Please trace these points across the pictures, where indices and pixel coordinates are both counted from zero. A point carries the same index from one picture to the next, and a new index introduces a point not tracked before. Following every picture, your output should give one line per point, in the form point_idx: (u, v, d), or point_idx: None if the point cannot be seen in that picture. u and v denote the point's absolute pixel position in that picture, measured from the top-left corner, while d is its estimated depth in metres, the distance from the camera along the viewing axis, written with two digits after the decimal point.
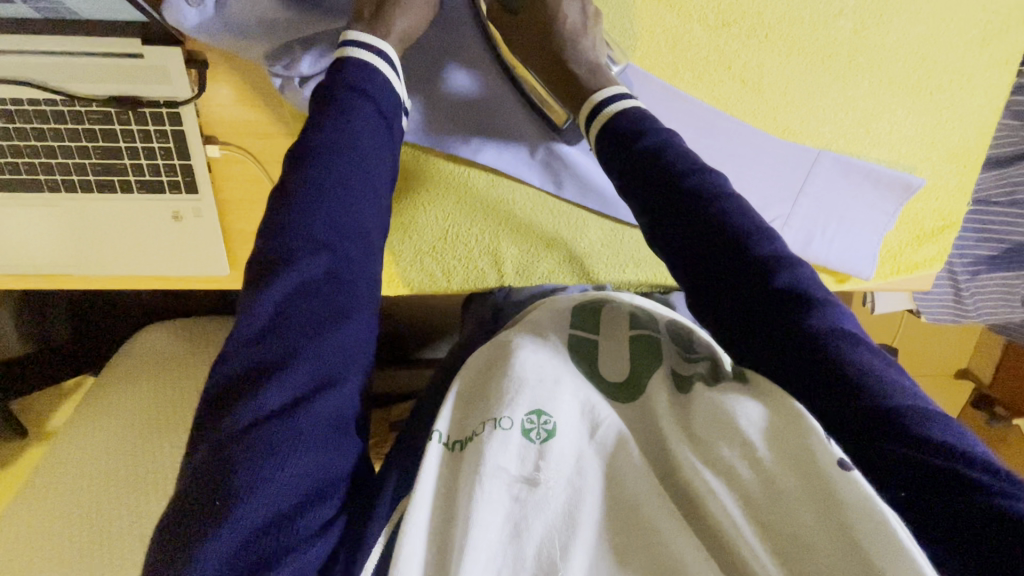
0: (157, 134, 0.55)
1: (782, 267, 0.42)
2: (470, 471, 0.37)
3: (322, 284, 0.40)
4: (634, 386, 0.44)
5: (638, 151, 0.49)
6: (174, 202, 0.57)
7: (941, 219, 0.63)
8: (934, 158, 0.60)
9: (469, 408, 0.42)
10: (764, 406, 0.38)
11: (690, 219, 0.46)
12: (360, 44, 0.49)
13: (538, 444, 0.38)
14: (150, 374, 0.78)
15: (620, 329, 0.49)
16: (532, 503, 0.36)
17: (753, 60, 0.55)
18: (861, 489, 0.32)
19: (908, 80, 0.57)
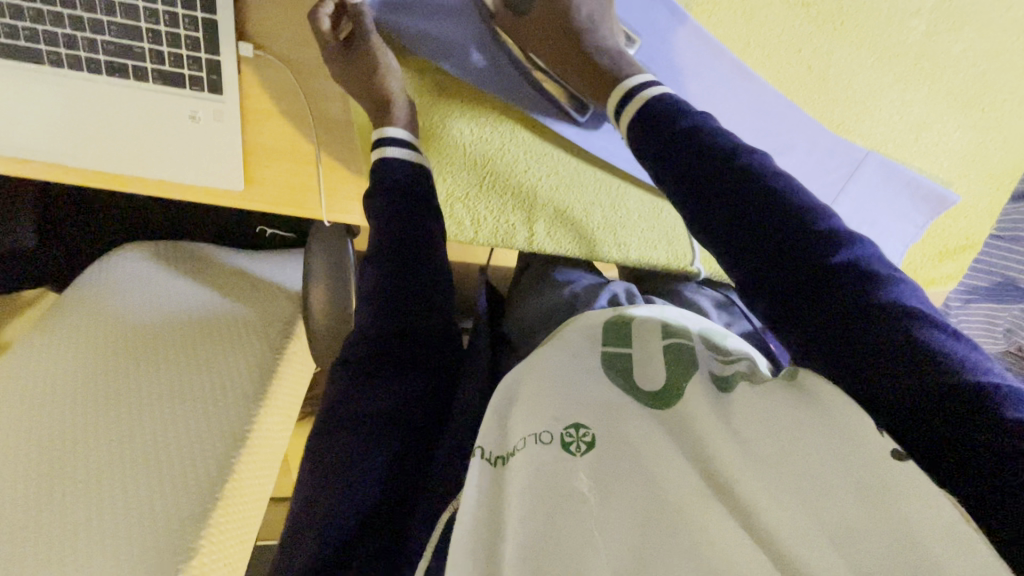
0: (185, 20, 0.49)
1: (841, 245, 0.42)
2: (518, 479, 0.38)
3: (400, 335, 0.51)
4: (674, 386, 0.42)
5: (677, 127, 0.47)
6: (193, 101, 0.52)
7: (965, 238, 0.64)
8: (971, 176, 0.61)
9: (510, 417, 0.43)
10: (811, 408, 0.37)
11: (735, 195, 0.44)
12: (396, 142, 0.55)
13: (579, 458, 0.38)
14: (130, 295, 0.72)
15: (656, 334, 0.47)
16: (573, 511, 0.36)
17: (824, 47, 0.54)
18: (913, 484, 0.33)
19: (963, 94, 0.57)
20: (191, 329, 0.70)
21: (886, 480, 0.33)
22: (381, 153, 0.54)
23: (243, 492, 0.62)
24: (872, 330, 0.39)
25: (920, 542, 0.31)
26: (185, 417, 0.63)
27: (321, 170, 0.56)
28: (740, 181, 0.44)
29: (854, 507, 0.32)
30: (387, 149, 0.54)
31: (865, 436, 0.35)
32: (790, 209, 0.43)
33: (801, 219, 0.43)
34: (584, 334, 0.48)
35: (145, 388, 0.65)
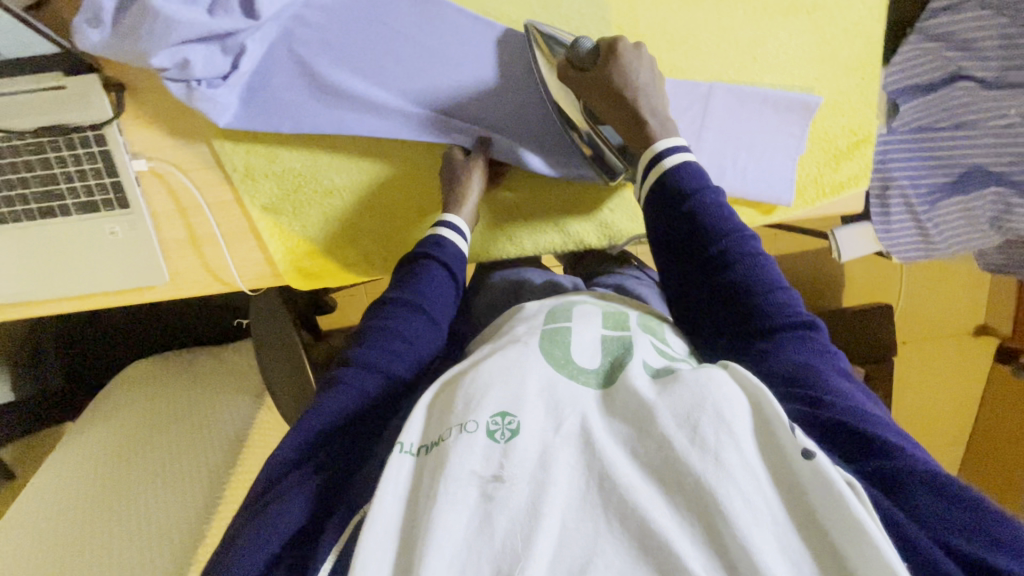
0: (86, 157, 0.59)
1: (795, 312, 0.51)
2: (441, 472, 0.39)
3: (368, 374, 0.53)
4: (606, 371, 0.48)
5: (681, 208, 0.55)
6: (110, 218, 0.62)
7: (854, 134, 0.62)
8: (829, 75, 0.60)
9: (433, 415, 0.45)
10: (737, 391, 0.42)
11: (712, 274, 0.54)
12: (451, 228, 0.62)
13: (503, 444, 0.40)
14: (131, 402, 0.80)
15: (593, 321, 0.54)
16: (499, 499, 0.38)
17: (625, 7, 0.59)
18: (814, 469, 0.37)
19: (780, 4, 0.59)
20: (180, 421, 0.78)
21: (797, 458, 0.38)
22: (436, 233, 0.62)
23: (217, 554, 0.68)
24: (801, 371, 0.46)
25: (824, 520, 0.36)
26: (181, 499, 0.71)
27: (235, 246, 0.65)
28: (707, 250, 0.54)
29: (772, 494, 0.38)
30: (442, 231, 0.62)
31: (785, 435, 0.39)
32: (755, 282, 0.52)
33: (767, 292, 0.52)
34: (519, 331, 0.52)
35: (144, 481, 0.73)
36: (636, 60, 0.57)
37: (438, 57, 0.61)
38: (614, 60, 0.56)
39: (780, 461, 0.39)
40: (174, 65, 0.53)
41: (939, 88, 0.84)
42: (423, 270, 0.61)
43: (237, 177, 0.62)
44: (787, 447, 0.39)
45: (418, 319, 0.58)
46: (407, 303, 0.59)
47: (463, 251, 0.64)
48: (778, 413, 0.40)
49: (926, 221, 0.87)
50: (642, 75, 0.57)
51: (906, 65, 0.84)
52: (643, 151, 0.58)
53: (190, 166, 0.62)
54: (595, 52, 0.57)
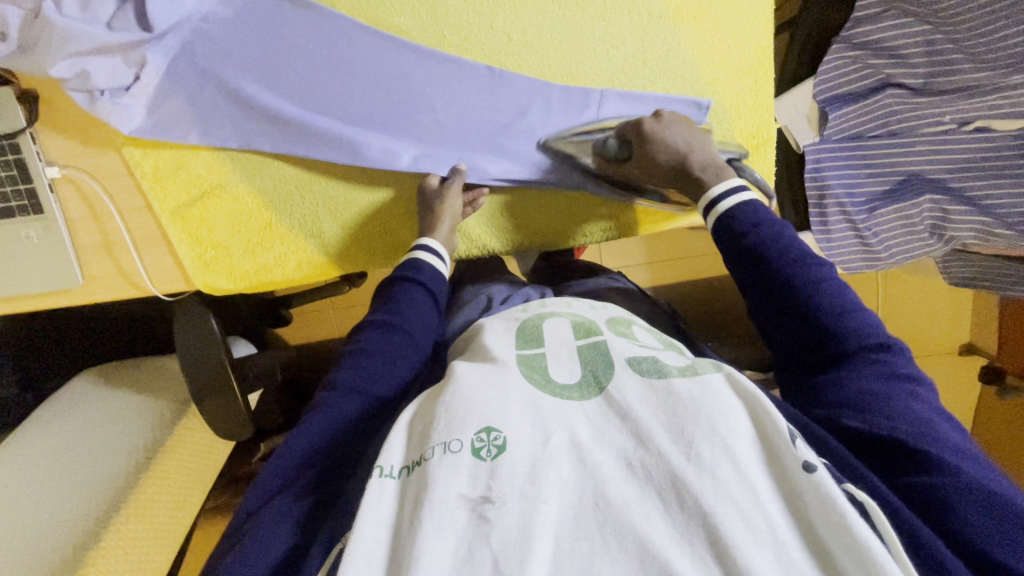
0: (3, 164, 0.62)
1: (863, 331, 0.48)
2: (423, 497, 0.36)
3: (344, 394, 0.51)
4: (594, 381, 0.43)
5: (744, 243, 0.54)
6: (25, 223, 0.64)
7: (753, 136, 0.63)
8: (721, 79, 0.62)
9: (414, 432, 0.42)
10: (733, 402, 0.40)
11: (784, 296, 0.51)
12: (429, 249, 0.62)
13: (489, 462, 0.37)
14: (70, 412, 0.82)
15: (569, 334, 0.48)
16: (488, 524, 0.34)
17: (512, 16, 0.60)
18: (818, 489, 0.35)
19: (666, 11, 0.60)
20: (114, 425, 0.80)
21: (802, 477, 0.36)
22: (413, 256, 0.62)
23: (119, 553, 0.67)
24: (866, 401, 0.44)
25: (836, 552, 0.33)
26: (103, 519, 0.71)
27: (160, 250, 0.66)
28: (782, 284, 0.51)
29: (782, 520, 0.35)
30: (418, 253, 0.62)
31: (784, 451, 0.37)
32: (824, 304, 0.49)
33: (838, 316, 0.49)
34: (492, 348, 0.48)
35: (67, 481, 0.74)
36: (669, 128, 0.59)
37: (330, 65, 0.61)
38: (652, 137, 0.59)
39: (780, 477, 0.37)
40: (73, 76, 0.56)
41: (869, 96, 0.82)
42: (402, 293, 0.60)
43: (145, 184, 0.63)
44: (789, 466, 0.37)
45: (394, 338, 0.56)
46: (384, 325, 0.57)
47: (443, 271, 0.63)
48: (778, 425, 0.38)
49: (864, 229, 0.87)
50: (680, 140, 0.59)
51: (835, 75, 0.82)
52: (698, 199, 0.59)
53: (103, 174, 0.64)
54: (626, 141, 0.61)
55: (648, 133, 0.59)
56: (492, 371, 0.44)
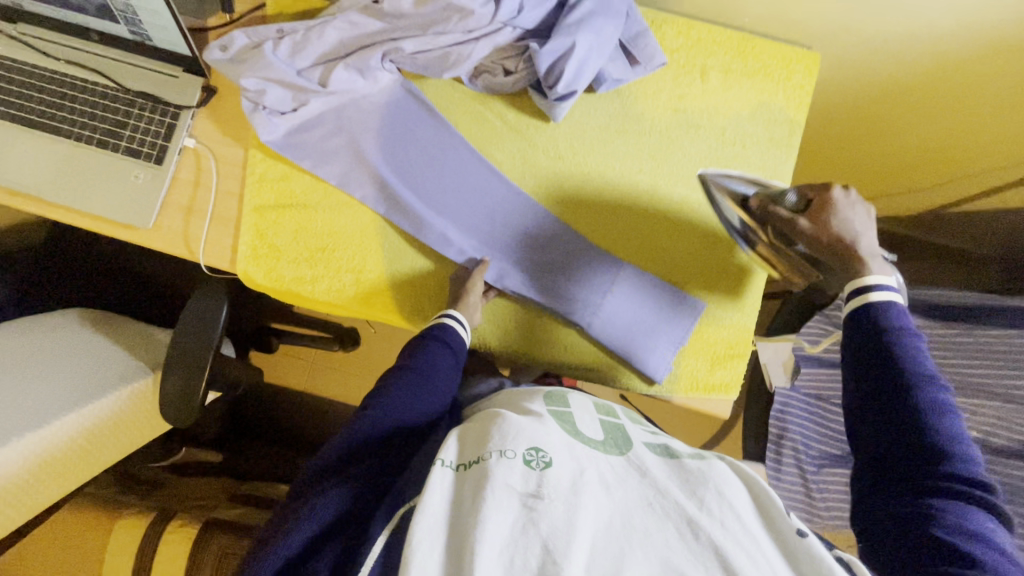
0: (157, 122, 0.77)
1: (954, 449, 0.53)
2: (482, 485, 0.46)
3: (376, 420, 0.62)
4: (611, 442, 0.56)
5: (882, 338, 0.59)
6: (141, 166, 0.76)
7: (731, 347, 0.74)
8: (717, 294, 0.75)
9: (468, 443, 0.54)
10: (735, 480, 0.49)
11: (899, 396, 0.56)
12: (454, 317, 0.71)
13: (538, 471, 0.47)
14: (51, 331, 0.85)
15: (589, 410, 0.63)
16: (536, 511, 0.43)
17: (578, 185, 0.77)
18: (811, 552, 0.42)
19: (690, 229, 0.76)
20: (80, 354, 0.83)
21: (795, 541, 0.44)
22: (440, 317, 0.71)
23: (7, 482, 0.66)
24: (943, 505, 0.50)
25: None
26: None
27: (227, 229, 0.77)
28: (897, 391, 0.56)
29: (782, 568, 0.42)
30: (445, 320, 0.70)
31: (783, 521, 0.45)
32: (929, 412, 0.54)
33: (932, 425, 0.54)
34: (528, 404, 0.61)
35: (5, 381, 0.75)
36: (853, 207, 0.65)
37: (433, 161, 0.77)
38: (835, 205, 0.64)
39: (780, 543, 0.44)
40: (254, 90, 0.72)
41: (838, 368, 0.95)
42: (427, 347, 0.69)
43: (251, 183, 0.77)
44: (785, 532, 0.45)
45: (417, 380, 0.67)
46: (410, 369, 0.68)
47: (461, 340, 0.71)
48: (775, 502, 0.47)
49: (812, 484, 0.92)
50: (856, 219, 0.65)
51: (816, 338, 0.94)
52: (852, 280, 0.63)
53: (223, 160, 0.78)
54: (806, 202, 0.67)
55: (833, 200, 0.65)
56: (533, 418, 0.56)
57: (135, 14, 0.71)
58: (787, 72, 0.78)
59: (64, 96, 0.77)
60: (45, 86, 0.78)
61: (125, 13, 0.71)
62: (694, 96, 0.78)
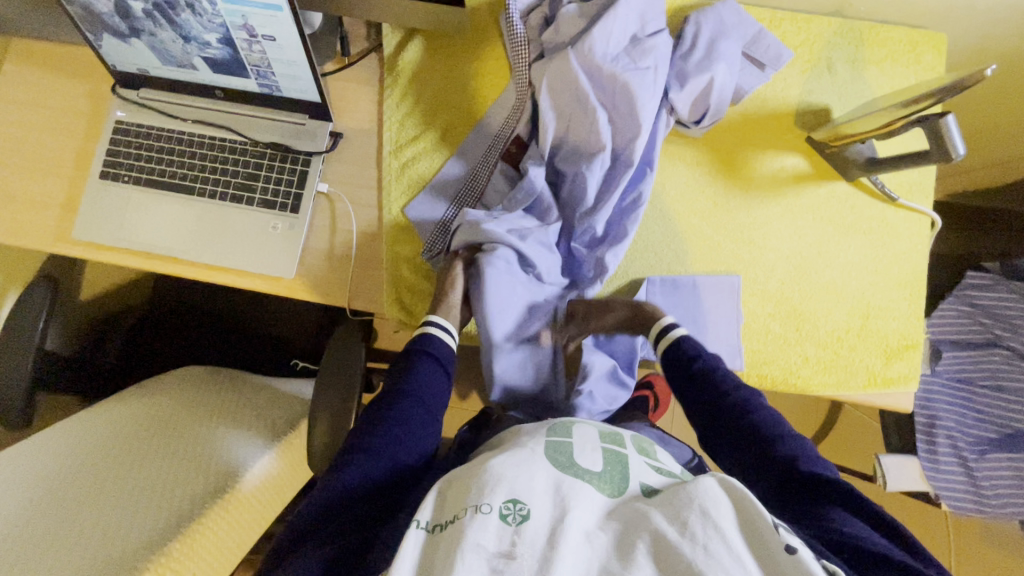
0: (289, 171, 0.77)
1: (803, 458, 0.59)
2: (455, 549, 0.45)
3: (373, 451, 0.62)
4: (608, 475, 0.56)
5: (692, 368, 0.67)
6: (278, 217, 0.76)
7: (904, 339, 0.71)
8: (880, 285, 0.72)
9: (445, 496, 0.53)
10: (712, 488, 0.50)
11: (731, 426, 0.64)
12: (435, 324, 0.72)
13: (513, 526, 0.47)
14: (179, 394, 0.86)
15: (592, 438, 0.60)
16: (509, 573, 0.44)
17: (721, 188, 0.75)
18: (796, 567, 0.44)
19: (842, 221, 0.74)
20: (195, 424, 0.80)
21: (781, 556, 0.45)
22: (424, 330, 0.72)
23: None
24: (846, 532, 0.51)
25: None
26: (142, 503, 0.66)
27: (365, 269, 0.76)
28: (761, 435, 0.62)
29: None
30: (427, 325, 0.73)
31: (766, 542, 0.46)
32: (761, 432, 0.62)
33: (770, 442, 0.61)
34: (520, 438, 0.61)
35: (137, 470, 0.71)
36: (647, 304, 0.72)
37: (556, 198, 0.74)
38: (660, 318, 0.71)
39: (767, 557, 0.46)
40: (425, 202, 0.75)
41: (978, 349, 0.92)
42: (417, 366, 0.70)
43: (389, 222, 0.76)
44: (773, 548, 0.46)
45: (417, 408, 0.67)
46: (405, 394, 0.68)
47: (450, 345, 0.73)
48: (764, 517, 0.48)
49: (977, 473, 0.88)
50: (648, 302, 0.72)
51: (947, 322, 0.94)
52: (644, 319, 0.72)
53: (356, 201, 0.78)
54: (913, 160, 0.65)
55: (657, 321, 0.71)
56: (523, 454, 0.55)
57: (270, 68, 0.72)
58: (916, 55, 0.77)
59: (195, 155, 0.78)
60: (177, 147, 0.78)
61: (260, 67, 0.72)
62: (824, 88, 0.76)
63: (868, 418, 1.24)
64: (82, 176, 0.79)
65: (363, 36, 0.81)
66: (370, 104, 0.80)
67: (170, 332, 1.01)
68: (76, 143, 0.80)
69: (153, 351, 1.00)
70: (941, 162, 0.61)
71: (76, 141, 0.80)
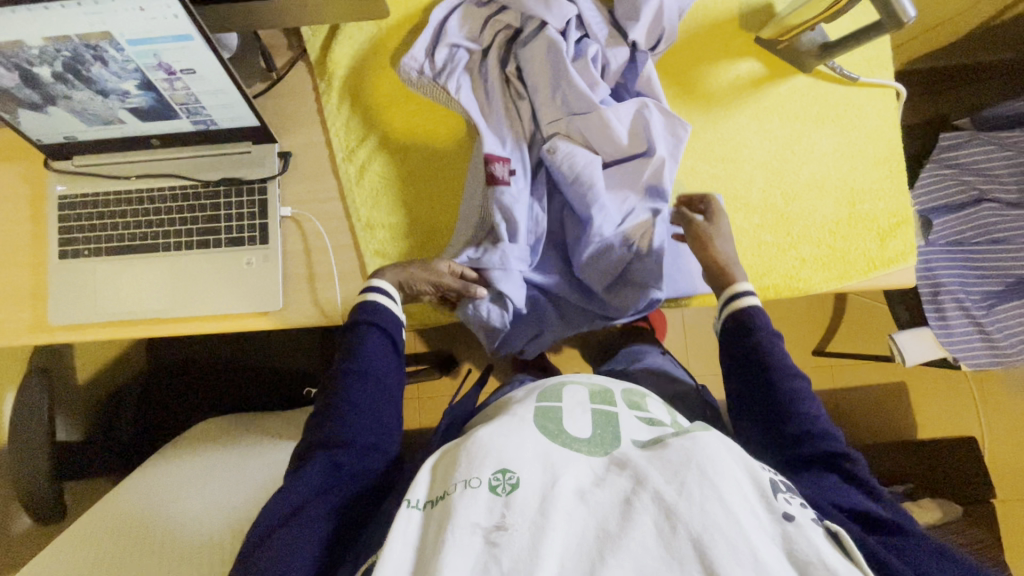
0: (247, 203, 0.74)
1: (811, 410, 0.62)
2: (446, 523, 0.47)
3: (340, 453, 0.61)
4: (599, 438, 0.58)
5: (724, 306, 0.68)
6: (248, 252, 0.74)
7: (893, 215, 0.71)
8: (860, 169, 0.72)
9: (435, 475, 0.54)
10: (712, 441, 0.52)
11: (750, 361, 0.65)
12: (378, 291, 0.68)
13: (504, 496, 0.48)
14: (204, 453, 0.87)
15: (583, 403, 0.64)
16: (501, 544, 0.45)
17: (684, 111, 0.73)
18: (798, 533, 0.46)
19: (809, 114, 0.73)
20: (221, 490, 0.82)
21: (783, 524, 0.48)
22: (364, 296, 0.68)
23: None
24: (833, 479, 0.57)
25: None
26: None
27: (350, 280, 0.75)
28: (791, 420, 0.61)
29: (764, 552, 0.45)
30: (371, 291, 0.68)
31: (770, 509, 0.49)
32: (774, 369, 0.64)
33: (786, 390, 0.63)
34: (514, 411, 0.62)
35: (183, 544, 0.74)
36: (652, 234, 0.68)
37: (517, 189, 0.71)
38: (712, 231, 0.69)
39: (765, 518, 0.48)
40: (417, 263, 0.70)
41: (967, 208, 0.92)
42: (365, 338, 0.67)
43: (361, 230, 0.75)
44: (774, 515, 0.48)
45: (372, 386, 0.66)
46: (360, 374, 0.66)
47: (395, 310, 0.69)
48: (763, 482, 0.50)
49: (990, 327, 0.89)
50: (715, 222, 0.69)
51: (932, 189, 0.93)
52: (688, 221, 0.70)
53: (324, 216, 0.76)
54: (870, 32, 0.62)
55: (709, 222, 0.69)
56: (513, 428, 0.56)
57: (199, 102, 0.69)
58: None
59: (147, 211, 0.75)
60: (128, 207, 0.75)
61: (188, 104, 0.69)
62: None
63: (875, 301, 1.26)
64: (42, 260, 0.77)
65: (285, 47, 0.78)
66: (310, 115, 0.77)
67: (175, 394, 1.00)
68: (23, 229, 0.77)
69: (163, 416, 0.99)
70: (894, 29, 0.60)
71: (22, 227, 0.77)
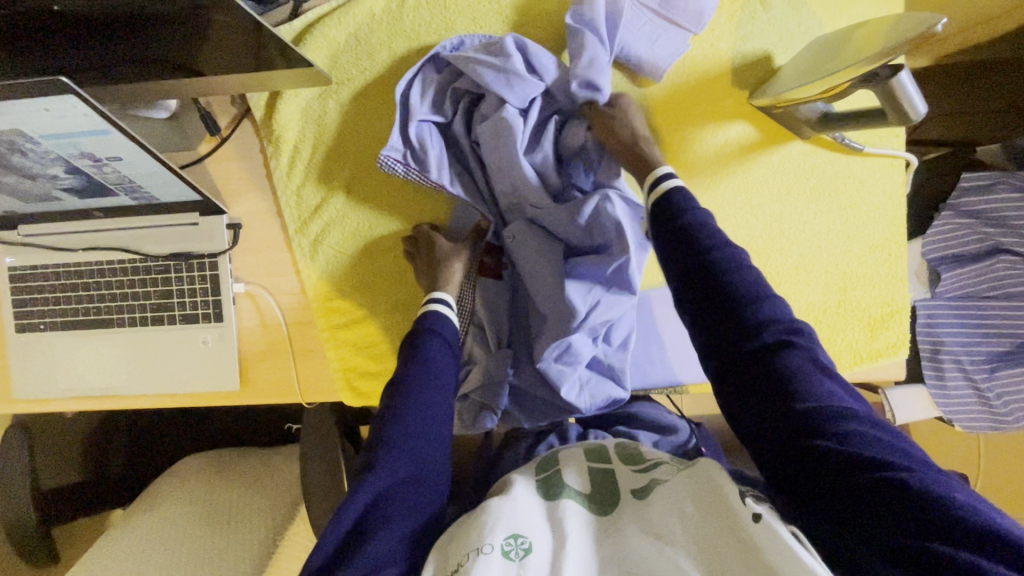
0: (199, 279, 0.71)
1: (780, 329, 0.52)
2: None
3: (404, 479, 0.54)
4: (599, 496, 0.55)
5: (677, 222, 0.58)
6: (204, 330, 0.72)
7: (887, 304, 0.65)
8: (856, 251, 0.65)
9: (444, 553, 0.49)
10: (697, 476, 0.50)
11: (704, 281, 0.54)
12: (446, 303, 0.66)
13: (518, 561, 0.45)
14: (193, 486, 0.91)
15: (580, 459, 0.61)
16: None
17: None
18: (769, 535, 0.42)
19: (804, 187, 0.65)
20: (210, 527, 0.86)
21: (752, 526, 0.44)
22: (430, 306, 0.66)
23: None
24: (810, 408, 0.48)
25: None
26: None
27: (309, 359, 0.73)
28: (740, 328, 0.52)
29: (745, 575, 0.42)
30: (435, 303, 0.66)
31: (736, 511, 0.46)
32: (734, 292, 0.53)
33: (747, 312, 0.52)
34: (514, 479, 0.59)
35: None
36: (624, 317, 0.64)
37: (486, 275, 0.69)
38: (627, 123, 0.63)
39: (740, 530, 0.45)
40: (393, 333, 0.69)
41: (981, 260, 0.85)
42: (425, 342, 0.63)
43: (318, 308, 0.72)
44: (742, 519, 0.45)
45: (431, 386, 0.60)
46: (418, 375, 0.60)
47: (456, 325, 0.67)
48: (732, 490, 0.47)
49: (988, 391, 0.84)
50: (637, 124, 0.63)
51: (943, 238, 0.85)
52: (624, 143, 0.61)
53: (280, 292, 0.73)
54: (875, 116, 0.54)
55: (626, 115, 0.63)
56: (511, 495, 0.54)
57: (135, 182, 0.64)
58: None
59: (99, 286, 0.73)
60: (81, 282, 0.73)
61: (123, 184, 0.64)
62: (760, 32, 0.64)
63: None
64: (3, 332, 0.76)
65: (228, 103, 0.71)
66: (261, 180, 0.72)
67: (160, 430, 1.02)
68: None
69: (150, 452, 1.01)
70: (899, 123, 0.52)
71: None
